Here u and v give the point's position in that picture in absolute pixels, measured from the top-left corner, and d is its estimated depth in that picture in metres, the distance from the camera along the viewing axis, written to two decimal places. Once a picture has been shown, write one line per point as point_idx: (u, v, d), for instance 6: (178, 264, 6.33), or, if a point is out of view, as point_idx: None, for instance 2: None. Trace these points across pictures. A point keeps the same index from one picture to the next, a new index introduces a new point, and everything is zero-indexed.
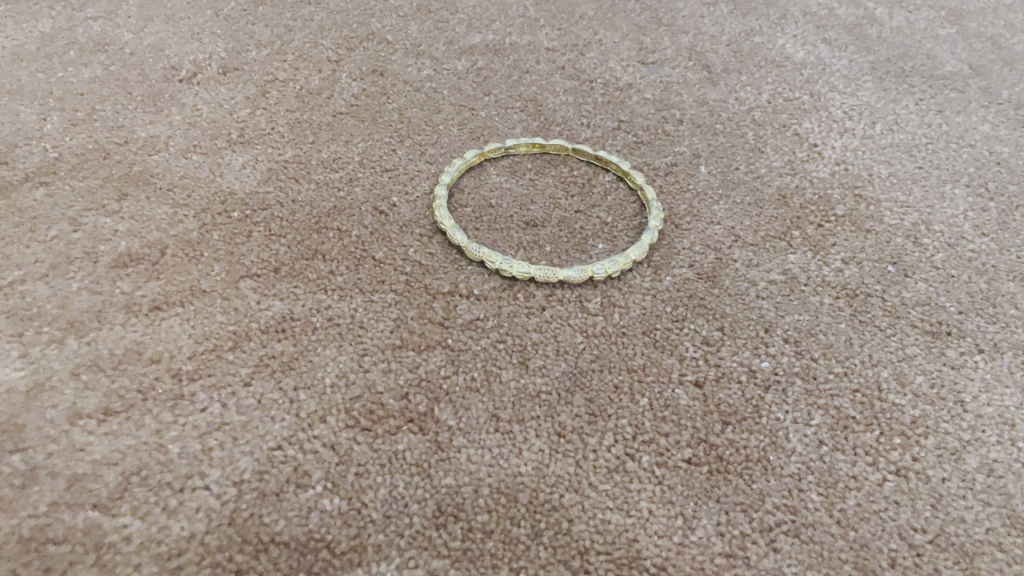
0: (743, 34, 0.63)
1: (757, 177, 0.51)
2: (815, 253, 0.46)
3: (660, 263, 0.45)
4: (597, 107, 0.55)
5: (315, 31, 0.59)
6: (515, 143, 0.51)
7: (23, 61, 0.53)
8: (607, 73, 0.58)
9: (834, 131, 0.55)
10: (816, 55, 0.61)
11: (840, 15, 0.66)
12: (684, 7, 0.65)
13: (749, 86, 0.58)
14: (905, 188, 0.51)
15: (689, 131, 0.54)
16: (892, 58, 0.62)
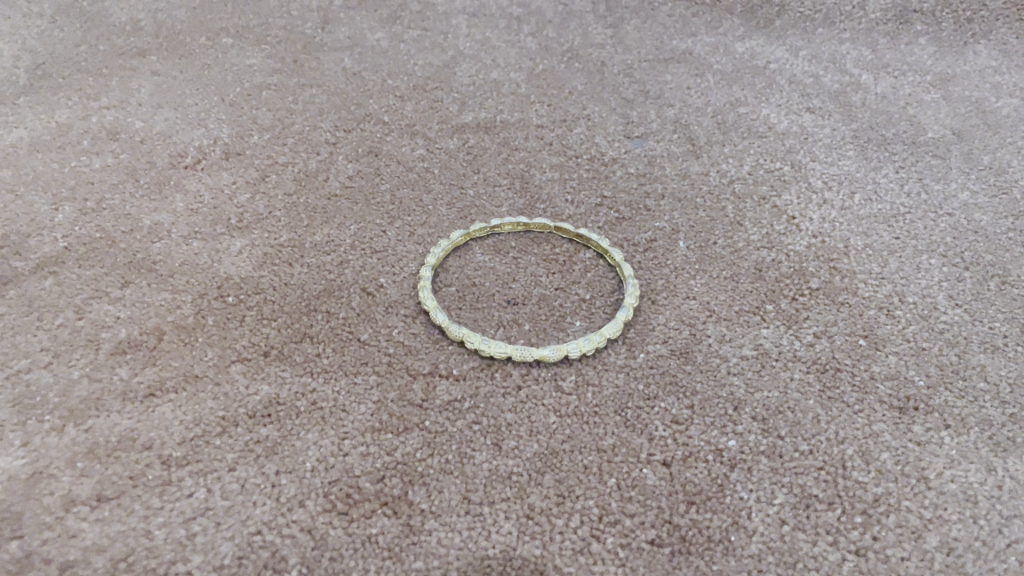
0: (728, 106, 0.65)
1: (734, 251, 0.52)
2: (788, 327, 0.47)
3: (635, 340, 0.46)
4: (581, 183, 0.57)
5: (316, 114, 0.62)
6: (499, 223, 0.53)
7: (40, 151, 0.57)
8: (593, 148, 0.60)
9: (813, 202, 0.56)
10: (799, 124, 0.63)
11: (825, 82, 0.68)
12: (671, 79, 0.68)
13: (732, 159, 0.60)
14: (881, 259, 0.52)
15: (670, 206, 0.55)
16: (874, 125, 0.63)
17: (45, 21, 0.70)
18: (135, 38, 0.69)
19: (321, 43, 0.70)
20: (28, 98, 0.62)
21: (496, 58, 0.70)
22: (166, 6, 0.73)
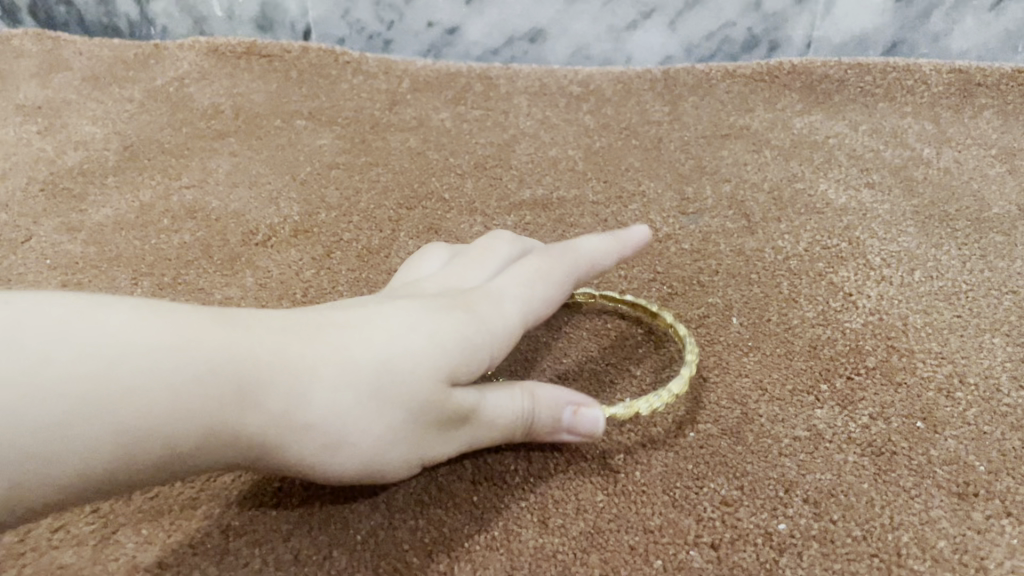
0: (785, 182, 0.65)
1: (789, 328, 0.52)
2: (842, 407, 0.47)
3: (686, 418, 0.46)
4: (635, 259, 0.58)
5: (380, 192, 0.65)
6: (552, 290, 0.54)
7: (124, 229, 0.61)
8: (648, 224, 0.61)
9: (871, 278, 0.55)
10: (857, 200, 0.63)
11: (885, 157, 0.68)
12: (728, 155, 0.69)
13: (788, 235, 0.60)
14: (941, 338, 0.51)
15: (724, 282, 0.56)
16: (936, 201, 0.63)
17: (135, 105, 0.75)
18: (215, 121, 0.73)
19: (389, 124, 0.74)
20: (116, 178, 0.66)
21: (555, 137, 0.72)
22: (246, 91, 0.78)
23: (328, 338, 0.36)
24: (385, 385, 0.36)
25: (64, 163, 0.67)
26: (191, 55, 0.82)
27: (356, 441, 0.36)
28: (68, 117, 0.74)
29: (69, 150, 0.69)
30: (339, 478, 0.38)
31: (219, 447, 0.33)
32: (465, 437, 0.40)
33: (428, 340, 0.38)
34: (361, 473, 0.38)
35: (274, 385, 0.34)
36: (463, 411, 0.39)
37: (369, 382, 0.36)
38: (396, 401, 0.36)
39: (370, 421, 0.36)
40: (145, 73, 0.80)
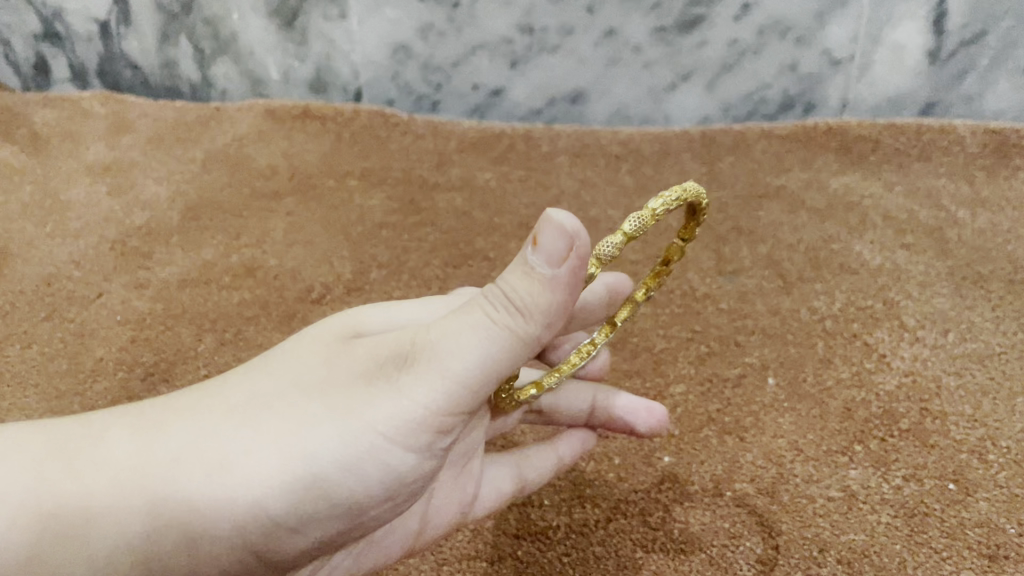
0: (821, 242, 0.67)
1: (823, 389, 0.53)
2: (876, 468, 0.48)
3: (723, 477, 0.48)
4: (674, 317, 0.60)
5: (429, 251, 0.68)
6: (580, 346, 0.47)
7: (189, 285, 0.64)
8: (686, 283, 0.64)
9: (905, 339, 0.57)
10: (893, 261, 0.65)
11: (920, 218, 0.69)
12: (764, 215, 0.71)
13: (824, 295, 0.61)
14: (974, 400, 0.52)
15: (760, 341, 0.57)
16: (971, 262, 0.64)
17: (197, 165, 0.80)
18: (272, 181, 0.78)
19: (436, 183, 0.77)
20: (180, 237, 0.70)
21: (595, 197, 0.75)
22: (301, 151, 0.82)
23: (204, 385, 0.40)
24: (268, 395, 0.38)
25: (132, 222, 0.72)
26: (249, 117, 0.86)
27: (264, 439, 0.36)
28: (136, 177, 0.78)
29: (136, 209, 0.73)
30: (285, 507, 0.36)
31: (70, 525, 0.35)
32: (422, 381, 0.36)
33: (303, 354, 0.40)
34: (302, 489, 0.36)
35: (140, 435, 0.37)
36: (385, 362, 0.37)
37: (244, 400, 0.38)
38: (272, 400, 0.38)
39: (267, 423, 0.37)
40: (206, 134, 0.85)
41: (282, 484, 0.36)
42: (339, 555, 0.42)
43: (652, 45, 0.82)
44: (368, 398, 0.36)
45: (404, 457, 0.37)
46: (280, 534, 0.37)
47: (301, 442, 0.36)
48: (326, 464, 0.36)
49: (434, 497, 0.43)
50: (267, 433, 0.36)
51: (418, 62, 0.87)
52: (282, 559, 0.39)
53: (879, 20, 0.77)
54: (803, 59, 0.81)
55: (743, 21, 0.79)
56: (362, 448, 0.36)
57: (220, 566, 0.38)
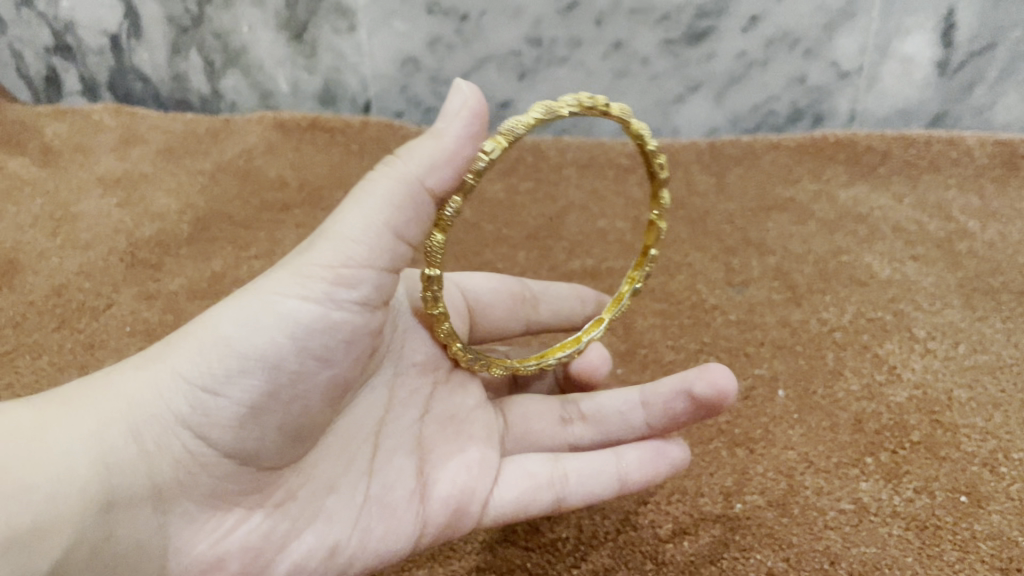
0: (830, 253, 0.67)
1: (834, 401, 0.53)
2: (887, 481, 0.48)
3: (732, 489, 0.48)
4: (683, 329, 0.60)
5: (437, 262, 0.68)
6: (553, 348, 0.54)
7: (198, 297, 0.65)
8: (695, 294, 0.63)
9: (916, 352, 0.57)
10: (902, 272, 0.64)
11: (930, 230, 0.69)
12: (773, 227, 0.71)
13: (833, 306, 0.61)
14: (986, 412, 0.52)
15: (769, 353, 0.57)
16: (981, 274, 0.64)
17: (206, 177, 0.80)
18: (282, 193, 0.78)
19: None
20: (190, 249, 0.70)
21: (603, 208, 0.75)
22: (310, 163, 0.82)
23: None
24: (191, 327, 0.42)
25: (142, 234, 0.72)
26: (258, 129, 0.87)
27: (189, 338, 0.40)
28: (145, 189, 0.78)
29: (146, 221, 0.74)
30: (213, 378, 0.39)
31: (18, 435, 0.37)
32: (326, 241, 0.39)
33: None
34: (226, 356, 0.39)
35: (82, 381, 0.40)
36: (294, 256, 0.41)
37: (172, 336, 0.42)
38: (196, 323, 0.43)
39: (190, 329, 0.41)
40: (216, 146, 0.85)
41: (196, 352, 0.39)
42: (329, 497, 0.43)
43: (660, 57, 0.82)
44: (279, 273, 0.40)
45: (298, 303, 0.39)
46: (210, 407, 0.39)
47: (208, 318, 0.40)
48: (226, 324, 0.39)
49: (431, 454, 0.47)
50: (191, 334, 0.40)
51: (426, 74, 0.88)
52: (232, 446, 0.40)
53: (887, 32, 0.78)
54: (812, 71, 0.81)
55: (750, 33, 0.79)
56: (254, 305, 0.39)
57: (180, 468, 0.39)
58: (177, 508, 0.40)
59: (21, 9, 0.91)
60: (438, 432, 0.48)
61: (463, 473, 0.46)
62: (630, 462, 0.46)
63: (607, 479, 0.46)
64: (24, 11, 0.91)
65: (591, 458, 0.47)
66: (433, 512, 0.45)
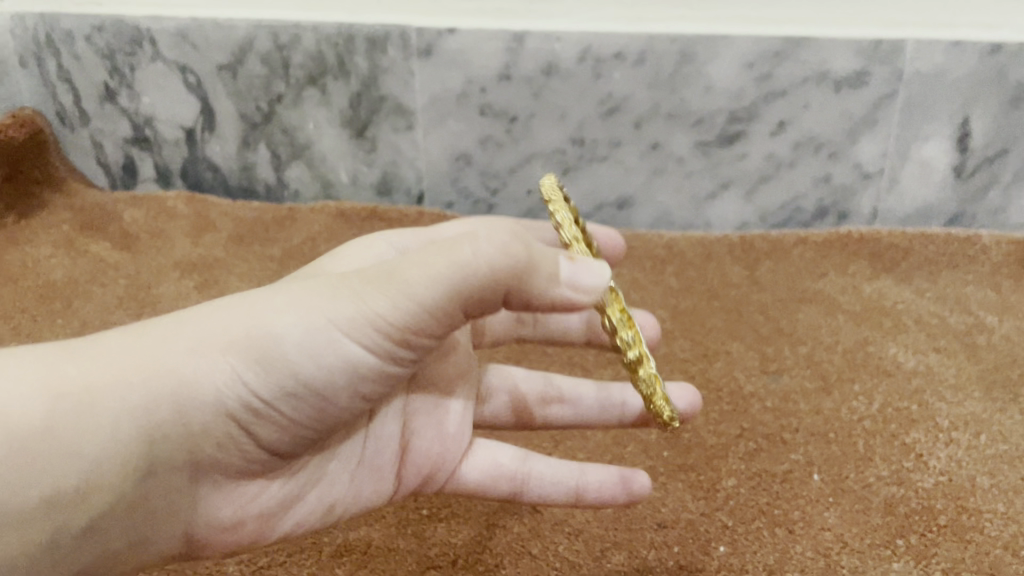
0: (858, 344, 0.72)
1: (865, 486, 0.58)
2: (917, 562, 0.52)
3: (775, 567, 0.52)
4: (723, 414, 0.65)
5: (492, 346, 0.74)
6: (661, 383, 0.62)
7: None
8: (733, 381, 0.68)
9: (940, 440, 0.61)
10: (926, 364, 0.69)
11: (951, 323, 0.75)
12: (803, 317, 0.76)
13: (862, 395, 0.66)
14: (1007, 499, 0.56)
15: (805, 439, 0.62)
16: (1000, 366, 0.69)
17: (276, 263, 0.87)
18: None
19: None
20: None
21: (644, 297, 0.81)
22: None
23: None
24: (239, 303, 0.45)
25: None
26: (321, 217, 0.93)
27: (251, 329, 0.43)
28: (219, 273, 0.85)
29: None
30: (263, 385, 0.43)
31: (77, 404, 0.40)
32: (393, 300, 0.41)
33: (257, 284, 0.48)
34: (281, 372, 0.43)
35: (129, 336, 0.43)
36: (367, 275, 0.43)
37: (223, 305, 0.45)
38: (245, 300, 0.45)
39: (249, 320, 0.44)
40: (282, 232, 0.92)
41: (252, 367, 0.43)
42: (332, 464, 0.52)
43: (694, 157, 0.89)
44: (340, 303, 0.42)
45: (356, 348, 0.43)
46: (257, 414, 0.44)
47: (267, 328, 0.43)
48: (290, 349, 0.43)
49: (413, 419, 0.56)
50: (251, 329, 0.43)
51: (477, 169, 0.95)
52: (267, 437, 0.46)
53: (906, 139, 0.84)
54: (836, 172, 0.87)
55: (779, 137, 0.86)
56: (317, 333, 0.43)
57: (220, 447, 0.45)
58: (207, 482, 0.46)
59: (104, 104, 1.00)
60: (421, 401, 0.56)
61: (435, 446, 0.56)
62: (592, 481, 0.55)
63: (568, 476, 0.55)
64: (107, 106, 1.00)
65: (559, 466, 0.56)
66: (409, 471, 0.55)
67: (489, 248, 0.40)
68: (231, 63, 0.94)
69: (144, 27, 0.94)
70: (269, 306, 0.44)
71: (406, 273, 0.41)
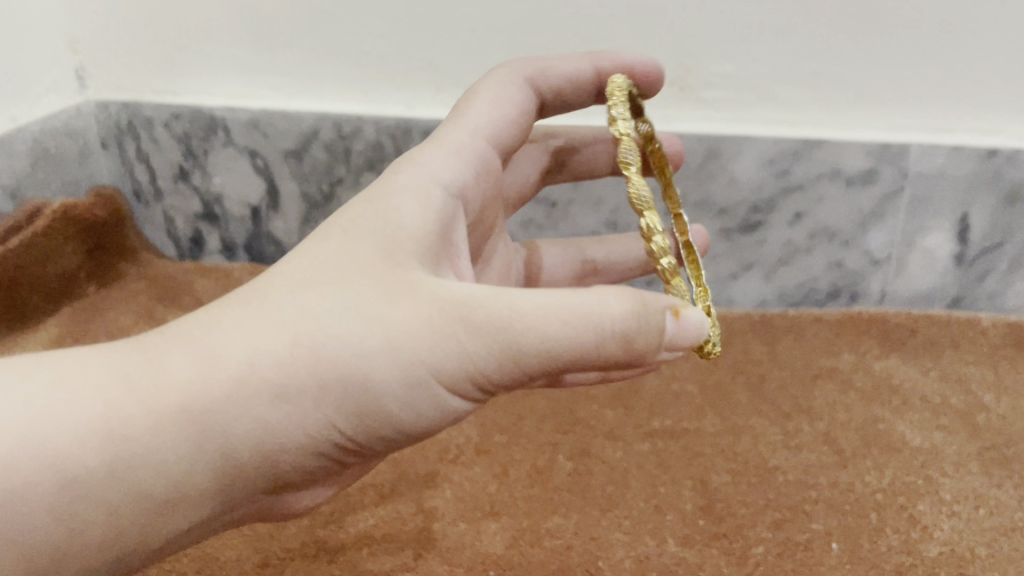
0: (869, 421, 0.81)
1: (878, 554, 0.66)
2: None
3: None
4: (751, 486, 0.73)
5: (540, 418, 0.83)
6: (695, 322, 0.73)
7: None
8: (758, 455, 0.77)
9: (943, 513, 0.69)
10: (930, 440, 0.78)
11: (953, 401, 0.83)
12: (819, 393, 0.85)
13: (874, 469, 0.74)
14: (1002, 568, 0.64)
15: (823, 510, 0.70)
16: (997, 444, 0.77)
17: None
18: None
19: None
20: None
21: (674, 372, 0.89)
22: None
23: (248, 289, 0.49)
24: (341, 325, 0.46)
25: None
26: None
27: (358, 367, 0.46)
28: None
29: None
30: (358, 421, 0.47)
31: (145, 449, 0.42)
32: (503, 359, 0.47)
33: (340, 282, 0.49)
34: (380, 412, 0.47)
35: (217, 362, 0.44)
36: (476, 322, 0.47)
37: (322, 327, 0.46)
38: (334, 321, 0.46)
39: (354, 355, 0.46)
40: None
41: (354, 404, 0.46)
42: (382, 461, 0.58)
43: (718, 242, 0.98)
44: (448, 352, 0.46)
45: (456, 396, 0.48)
46: (348, 442, 0.48)
47: (373, 368, 0.46)
48: (394, 390, 0.47)
49: None
50: (359, 367, 0.46)
51: None
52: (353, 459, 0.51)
53: (911, 230, 0.93)
54: (848, 258, 0.96)
55: (796, 226, 0.95)
56: (422, 381, 0.47)
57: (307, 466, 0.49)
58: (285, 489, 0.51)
59: (177, 184, 1.10)
60: None
61: None
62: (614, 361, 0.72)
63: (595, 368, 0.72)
64: (179, 185, 1.10)
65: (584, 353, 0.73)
66: None
67: (608, 335, 0.47)
68: (296, 149, 1.03)
69: (218, 116, 1.04)
70: (362, 334, 0.46)
71: (524, 335, 0.46)
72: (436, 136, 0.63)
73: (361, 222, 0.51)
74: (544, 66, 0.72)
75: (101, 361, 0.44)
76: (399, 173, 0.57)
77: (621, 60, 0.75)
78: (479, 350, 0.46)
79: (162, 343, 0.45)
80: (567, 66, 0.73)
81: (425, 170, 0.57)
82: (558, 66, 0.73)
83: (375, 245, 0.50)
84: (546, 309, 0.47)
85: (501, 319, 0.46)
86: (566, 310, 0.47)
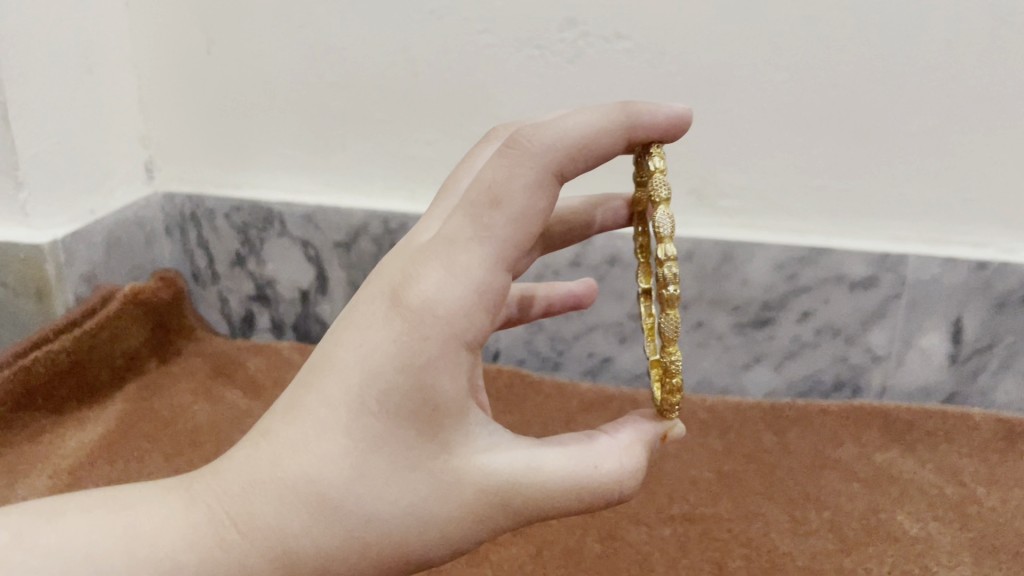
0: (871, 510, 0.88)
1: None
2: None
3: None
4: (763, 570, 0.80)
5: None
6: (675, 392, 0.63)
7: None
8: (770, 541, 0.84)
9: None
10: (926, 530, 0.85)
11: (948, 493, 0.91)
12: (826, 483, 0.93)
13: (875, 557, 0.82)
14: None
15: None
16: (987, 535, 0.85)
17: None
18: None
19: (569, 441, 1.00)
20: None
21: (693, 459, 0.97)
22: None
23: (294, 454, 0.52)
24: (385, 507, 0.52)
25: None
26: None
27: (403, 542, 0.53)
28: None
29: None
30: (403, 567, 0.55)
31: None
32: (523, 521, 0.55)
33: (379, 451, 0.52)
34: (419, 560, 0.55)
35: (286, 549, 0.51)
36: (504, 497, 0.53)
37: (367, 508, 0.52)
38: (377, 516, 0.52)
39: (399, 531, 0.52)
40: None
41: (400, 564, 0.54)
42: None
43: (732, 335, 1.07)
44: (479, 521, 0.54)
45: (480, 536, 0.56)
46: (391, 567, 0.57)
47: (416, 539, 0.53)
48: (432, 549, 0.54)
49: None
50: (404, 541, 0.53)
51: (547, 334, 1.13)
52: None
53: (909, 330, 1.02)
54: (851, 354, 1.05)
55: (803, 324, 1.04)
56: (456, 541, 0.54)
57: None
58: None
59: (234, 267, 1.20)
60: None
61: None
62: (559, 292, 0.83)
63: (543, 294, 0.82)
64: (235, 269, 1.20)
65: (526, 286, 0.82)
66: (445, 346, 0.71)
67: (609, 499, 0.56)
68: (345, 241, 1.13)
69: (275, 210, 1.14)
70: (402, 523, 0.52)
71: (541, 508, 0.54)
72: (456, 236, 0.51)
73: (392, 397, 0.50)
74: (578, 144, 0.54)
75: (194, 545, 0.51)
76: (420, 324, 0.50)
77: (658, 121, 0.59)
78: (504, 517, 0.54)
79: (225, 536, 0.52)
80: (601, 140, 0.55)
81: (450, 322, 0.50)
82: (592, 142, 0.55)
83: (410, 429, 0.51)
84: (559, 482, 0.54)
85: (525, 504, 0.54)
86: (579, 487, 0.54)
